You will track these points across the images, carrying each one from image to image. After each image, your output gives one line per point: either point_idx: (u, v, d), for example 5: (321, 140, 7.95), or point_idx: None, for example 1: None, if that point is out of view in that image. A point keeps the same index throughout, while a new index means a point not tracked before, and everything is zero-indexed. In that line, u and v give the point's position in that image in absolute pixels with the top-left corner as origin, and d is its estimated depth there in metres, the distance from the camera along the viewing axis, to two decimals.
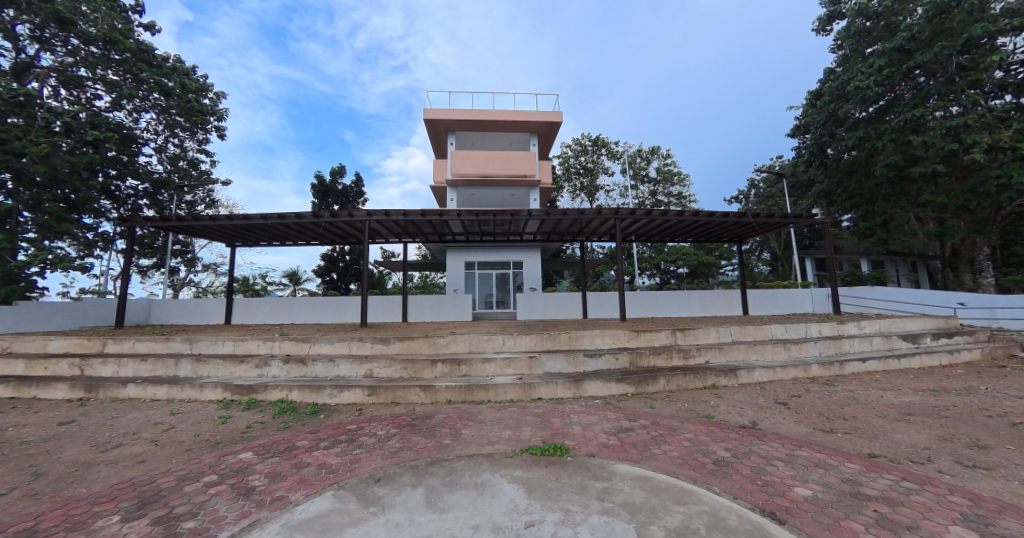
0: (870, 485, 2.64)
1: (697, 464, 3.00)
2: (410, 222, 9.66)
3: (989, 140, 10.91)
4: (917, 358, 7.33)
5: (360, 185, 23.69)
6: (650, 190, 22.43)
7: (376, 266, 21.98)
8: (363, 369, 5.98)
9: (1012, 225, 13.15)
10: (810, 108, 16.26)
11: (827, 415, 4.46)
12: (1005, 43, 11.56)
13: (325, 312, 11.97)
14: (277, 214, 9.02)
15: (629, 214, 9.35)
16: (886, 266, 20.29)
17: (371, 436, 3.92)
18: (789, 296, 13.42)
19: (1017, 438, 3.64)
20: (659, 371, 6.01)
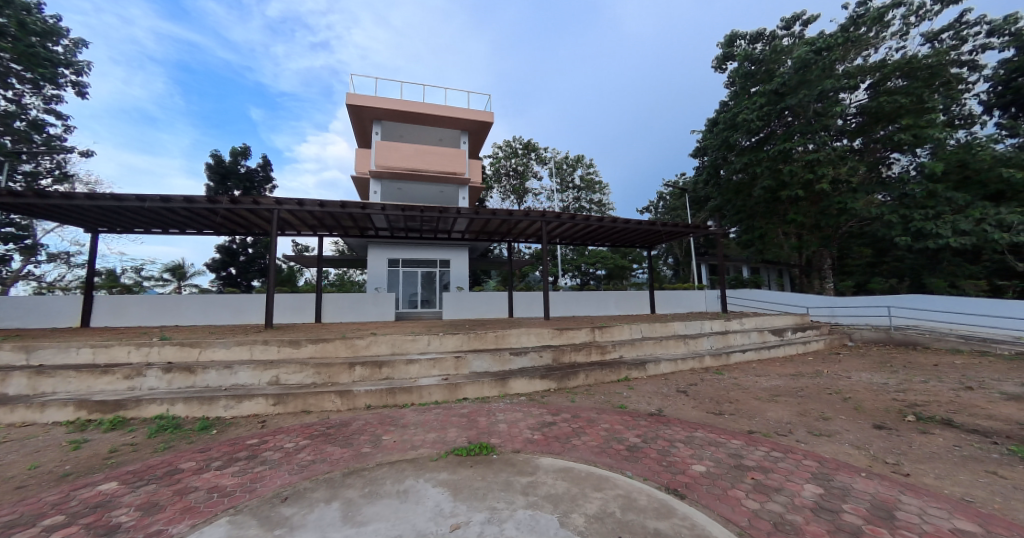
0: (749, 457, 3.12)
1: (613, 452, 3.26)
2: (327, 214, 8.90)
3: (832, 173, 13.71)
4: (782, 349, 8.89)
5: (269, 170, 21.16)
6: (574, 196, 23.80)
7: (286, 261, 19.79)
8: (267, 376, 5.33)
9: (846, 243, 16.68)
10: (708, 133, 18.74)
11: (716, 400, 5.18)
12: (846, 97, 14.55)
13: (223, 312, 10.45)
14: (160, 197, 7.61)
15: (556, 217, 9.76)
16: (761, 272, 24.31)
17: (277, 451, 3.50)
18: (689, 297, 15.32)
19: (846, 409, 4.65)
20: (578, 366, 6.39)
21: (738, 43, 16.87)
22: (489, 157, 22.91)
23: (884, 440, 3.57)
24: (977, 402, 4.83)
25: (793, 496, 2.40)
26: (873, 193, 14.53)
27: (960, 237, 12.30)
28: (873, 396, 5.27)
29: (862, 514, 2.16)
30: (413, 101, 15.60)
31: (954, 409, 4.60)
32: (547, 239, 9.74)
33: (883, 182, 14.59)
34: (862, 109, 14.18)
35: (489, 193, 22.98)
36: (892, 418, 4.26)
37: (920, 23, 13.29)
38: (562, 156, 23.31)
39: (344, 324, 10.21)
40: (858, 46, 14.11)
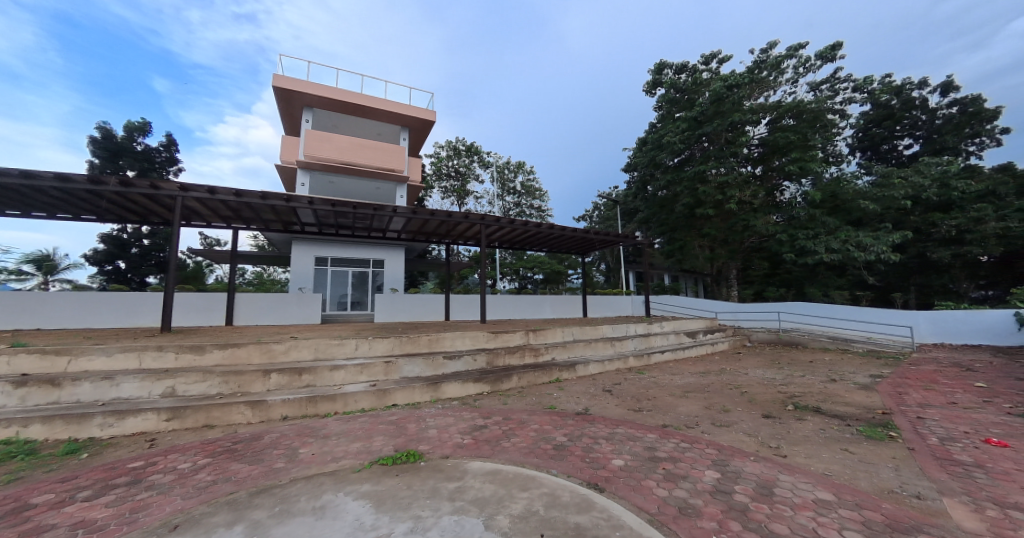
0: (661, 449, 3.41)
1: (541, 451, 3.35)
2: (245, 204, 8.02)
3: (739, 195, 15.63)
4: (694, 349, 9.90)
5: (174, 151, 18.50)
6: (515, 201, 24.25)
7: (192, 255, 17.42)
8: (160, 387, 4.61)
9: (749, 257, 19.01)
10: (638, 151, 20.30)
11: (637, 397, 5.60)
12: (753, 129, 16.62)
13: (105, 313, 8.89)
14: (21, 172, 6.24)
15: (495, 220, 9.83)
16: (681, 280, 26.91)
17: (168, 473, 3.04)
18: (617, 302, 16.43)
19: (741, 401, 5.32)
20: (511, 369, 6.50)
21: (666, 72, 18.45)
22: (430, 156, 22.42)
23: (769, 427, 4.14)
24: (838, 392, 5.83)
25: (697, 482, 2.68)
26: (770, 215, 16.78)
27: (831, 253, 14.79)
28: (763, 389, 6.10)
29: (750, 493, 2.47)
30: (351, 92, 14.83)
31: (822, 398, 5.51)
32: (485, 243, 9.76)
33: (777, 205, 16.96)
34: (763, 141, 16.36)
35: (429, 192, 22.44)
36: (776, 409, 4.96)
37: (808, 73, 15.75)
38: (504, 162, 23.61)
39: (262, 327, 9.26)
40: (761, 86, 16.25)
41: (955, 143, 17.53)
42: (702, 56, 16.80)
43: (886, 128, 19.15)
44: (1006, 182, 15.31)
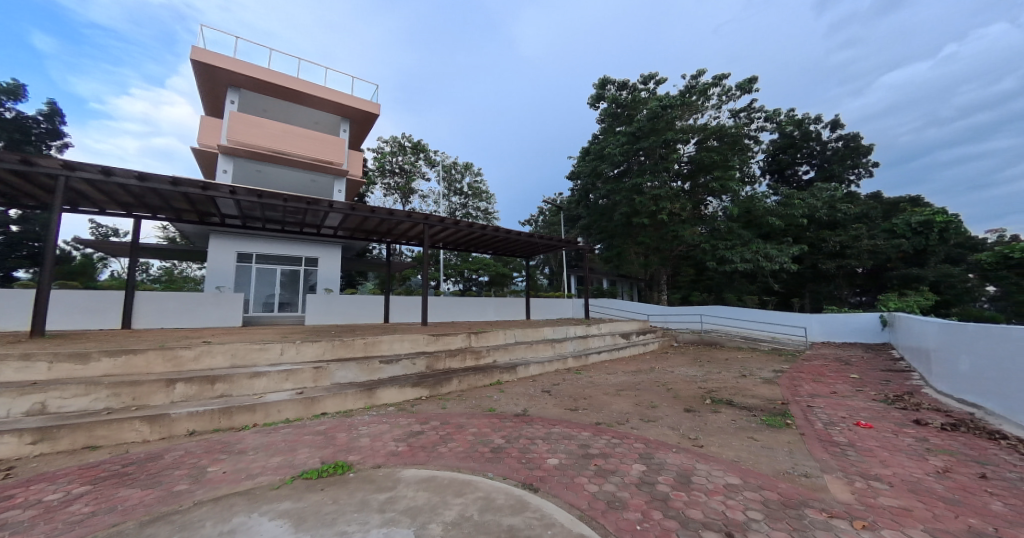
0: (594, 446, 3.58)
1: (478, 455, 3.34)
2: (151, 190, 7.03)
3: (670, 207, 16.97)
4: (627, 349, 10.56)
5: (57, 123, 15.68)
6: (461, 202, 24.09)
7: (78, 247, 14.81)
8: (23, 404, 3.83)
9: (678, 264, 20.77)
10: (581, 160, 21.22)
11: (574, 397, 5.83)
12: (684, 147, 18.15)
13: None
14: None
15: (439, 221, 9.67)
16: (619, 284, 28.59)
17: (28, 508, 2.53)
18: (559, 304, 17.06)
19: (666, 398, 5.77)
20: (451, 372, 6.43)
21: (609, 87, 19.44)
22: (373, 151, 21.47)
23: (689, 420, 4.53)
24: (747, 386, 6.57)
25: (624, 475, 2.85)
26: (696, 226, 18.47)
27: (745, 263, 16.69)
28: (686, 385, 6.68)
29: (670, 482, 2.68)
30: (286, 75, 13.73)
31: (734, 392, 6.17)
32: (427, 243, 9.57)
33: (702, 218, 18.70)
34: (691, 159, 17.95)
35: (371, 188, 21.49)
36: (696, 403, 5.45)
37: (729, 102, 17.64)
38: (452, 161, 23.31)
39: (169, 330, 8.16)
40: (691, 109, 17.84)
41: (839, 172, 20.80)
42: (641, 75, 18.00)
43: (789, 155, 22.09)
44: (875, 207, 18.50)
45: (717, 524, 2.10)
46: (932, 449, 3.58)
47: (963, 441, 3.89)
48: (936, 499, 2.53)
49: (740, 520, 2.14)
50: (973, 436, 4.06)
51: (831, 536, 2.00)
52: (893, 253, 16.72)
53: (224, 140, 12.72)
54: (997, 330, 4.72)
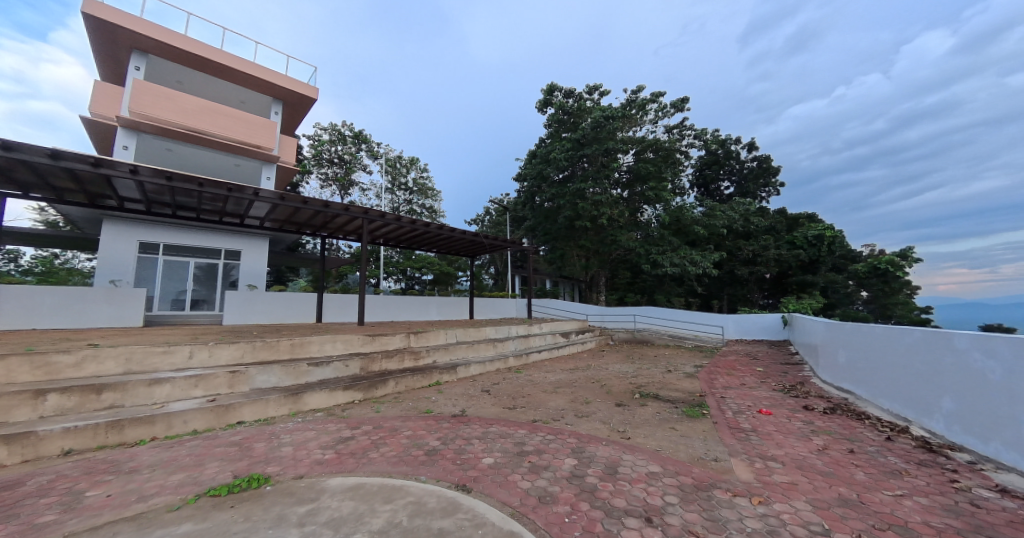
0: (529, 443, 3.67)
1: (411, 459, 3.26)
2: (21, 162, 5.87)
3: (610, 213, 17.90)
4: (566, 348, 10.99)
5: None
6: (405, 198, 23.35)
7: None
8: None
9: (615, 267, 22.04)
10: (528, 163, 21.61)
11: (512, 395, 5.94)
12: (624, 157, 19.22)
13: None
14: None
15: (379, 216, 9.28)
16: (562, 285, 29.63)
17: None
18: (502, 304, 17.27)
19: (599, 393, 6.09)
20: (386, 374, 6.23)
21: (556, 94, 19.89)
22: (309, 138, 20.07)
23: (619, 414, 4.83)
24: (671, 381, 7.18)
25: (556, 470, 2.96)
26: (632, 231, 19.70)
27: (674, 267, 18.17)
28: (618, 381, 7.12)
29: (598, 474, 2.84)
30: (205, 45, 12.25)
31: (660, 386, 6.71)
32: (366, 239, 9.12)
33: (638, 224, 19.96)
34: (630, 169, 19.04)
35: (305, 177, 20.04)
36: (626, 398, 5.83)
37: (664, 118, 19.05)
38: (396, 155, 22.52)
39: (43, 331, 6.87)
40: (631, 122, 18.89)
41: (753, 189, 23.47)
42: (586, 85, 18.67)
43: (713, 171, 24.49)
44: (781, 221, 21.16)
45: (638, 510, 2.26)
46: (815, 430, 4.19)
47: (839, 422, 4.60)
48: (815, 473, 2.97)
49: (658, 505, 2.33)
50: (845, 417, 4.83)
51: (732, 513, 2.25)
52: (793, 262, 19.23)
53: (123, 111, 10.99)
54: (866, 328, 5.62)
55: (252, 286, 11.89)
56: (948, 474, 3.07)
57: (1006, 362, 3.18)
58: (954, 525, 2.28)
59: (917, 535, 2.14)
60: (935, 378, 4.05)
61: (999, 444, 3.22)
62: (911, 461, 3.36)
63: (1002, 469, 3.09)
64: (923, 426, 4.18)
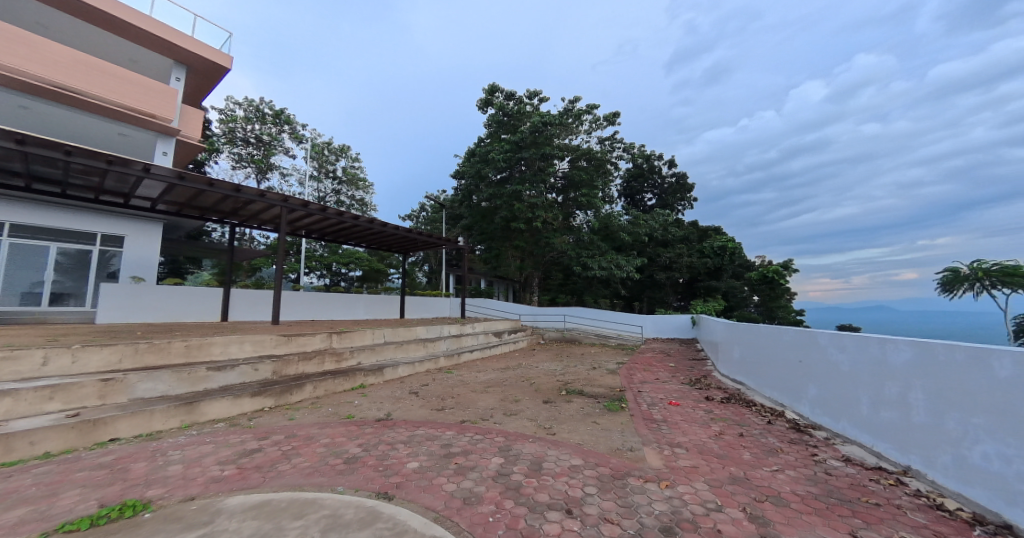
0: (457, 444, 3.65)
1: (327, 469, 3.05)
2: None
3: (544, 216, 18.49)
4: (498, 348, 11.18)
5: None
6: (333, 187, 21.79)
7: None
8: None
9: (549, 269, 22.91)
10: (467, 160, 21.47)
11: (442, 396, 5.87)
12: (561, 164, 19.95)
13: None
14: None
15: (301, 205, 8.52)
16: (496, 285, 30.03)
17: None
18: (435, 303, 16.98)
19: (528, 391, 6.29)
20: (304, 378, 5.77)
21: (497, 95, 20.01)
22: (218, 112, 17.67)
23: (546, 411, 5.03)
24: (595, 377, 7.67)
25: (482, 470, 2.99)
26: (565, 235, 20.59)
27: (601, 270, 19.40)
28: (546, 379, 7.42)
29: (524, 471, 2.93)
30: None
31: (584, 383, 7.13)
32: (285, 230, 8.31)
33: (571, 228, 20.89)
34: (565, 175, 19.86)
35: (213, 155, 17.56)
36: (553, 395, 6.09)
37: (597, 129, 20.19)
38: (324, 141, 20.87)
39: None
40: (568, 130, 19.57)
41: (672, 202, 25.97)
42: (527, 90, 19.04)
43: (639, 183, 26.66)
44: (693, 232, 23.73)
45: (559, 503, 2.38)
46: (713, 418, 4.78)
47: (732, 410, 5.30)
48: (711, 456, 3.39)
49: (578, 496, 2.48)
50: (736, 405, 5.59)
51: (642, 498, 2.48)
52: (702, 269, 21.79)
53: None
54: (755, 328, 6.57)
55: (139, 279, 10.21)
56: (810, 449, 3.71)
57: (852, 355, 3.95)
58: (809, 490, 2.77)
59: (785, 503, 2.56)
60: (804, 369, 4.87)
61: (846, 421, 3.98)
62: (784, 440, 4.00)
63: (847, 441, 3.86)
64: (794, 410, 5.01)
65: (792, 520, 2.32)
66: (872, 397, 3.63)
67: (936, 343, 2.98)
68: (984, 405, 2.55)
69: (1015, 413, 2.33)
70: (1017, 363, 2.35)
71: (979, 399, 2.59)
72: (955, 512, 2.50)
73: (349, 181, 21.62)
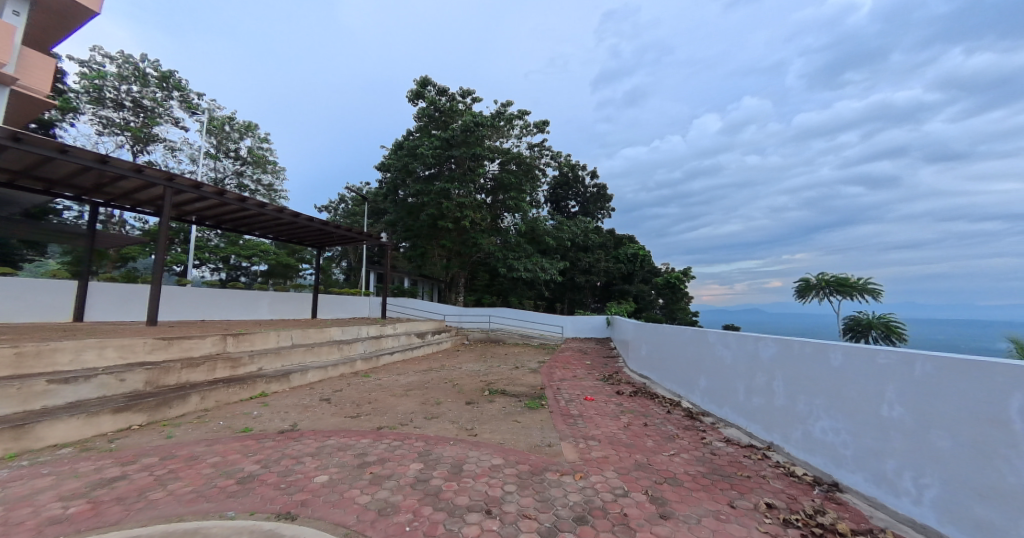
0: (372, 453, 3.47)
1: (215, 492, 2.67)
2: None
3: (472, 216, 18.44)
4: (420, 349, 10.93)
5: None
6: (234, 168, 19.15)
7: None
8: None
9: (476, 269, 22.95)
10: (394, 153, 20.52)
11: (357, 402, 5.53)
12: (492, 165, 20.10)
13: None
14: None
15: (192, 186, 7.33)
16: (420, 284, 29.19)
17: None
18: (354, 302, 15.95)
19: (450, 393, 6.23)
20: (188, 387, 4.99)
21: (429, 88, 19.46)
22: (77, 64, 14.28)
23: (468, 413, 5.03)
24: (518, 376, 7.90)
25: (400, 478, 2.89)
26: (493, 236, 20.78)
27: (526, 272, 19.98)
28: (469, 380, 7.44)
29: (444, 475, 2.90)
30: None
31: (507, 382, 7.30)
32: (170, 213, 7.05)
33: (499, 229, 21.05)
34: (494, 177, 20.03)
35: (67, 115, 14.09)
36: (475, 396, 6.12)
37: (527, 135, 20.78)
38: (224, 114, 18.22)
39: None
40: (498, 132, 19.72)
41: (592, 210, 27.87)
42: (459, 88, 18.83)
43: (564, 191, 28.20)
44: (611, 239, 25.81)
45: (479, 504, 2.41)
46: (623, 410, 5.25)
47: (638, 402, 5.87)
48: (620, 446, 3.71)
49: (498, 495, 2.53)
50: (642, 398, 6.21)
51: (558, 491, 2.63)
52: (617, 273, 23.81)
53: None
54: (659, 328, 7.37)
55: None
56: (701, 433, 4.28)
57: (734, 349, 4.66)
58: (698, 470, 3.20)
59: (678, 482, 2.92)
60: (697, 364, 5.60)
61: (727, 408, 4.66)
62: (680, 426, 4.56)
63: (727, 425, 4.55)
64: (689, 400, 5.73)
65: (685, 498, 2.66)
66: (747, 385, 4.33)
67: (793, 339, 3.67)
68: (823, 389, 3.21)
69: (844, 394, 2.98)
70: (846, 354, 3.01)
71: (820, 384, 3.25)
72: (801, 476, 3.12)
73: (255, 162, 19.13)
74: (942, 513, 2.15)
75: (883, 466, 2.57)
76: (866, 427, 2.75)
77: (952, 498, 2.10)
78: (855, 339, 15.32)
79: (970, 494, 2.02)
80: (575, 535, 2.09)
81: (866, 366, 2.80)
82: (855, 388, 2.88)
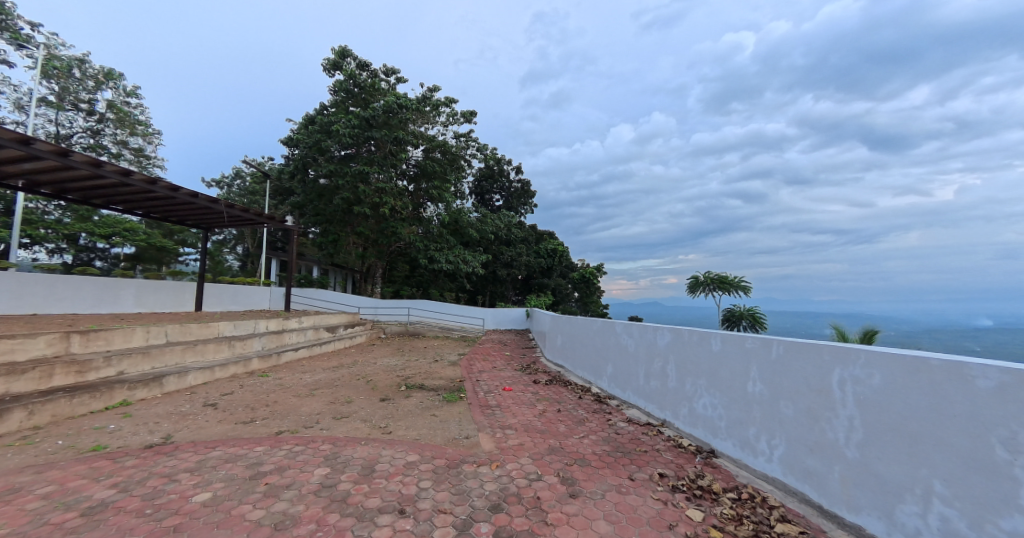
0: (268, 462, 3.13)
1: (49, 530, 2.16)
2: None
3: (391, 204, 17.46)
4: (330, 344, 10.13)
5: None
6: (84, 123, 15.28)
7: None
8: None
9: (395, 260, 21.85)
10: (304, 128, 18.45)
11: (252, 406, 4.91)
12: (416, 150, 19.22)
13: None
14: None
15: (18, 142, 5.69)
16: (331, 274, 26.81)
17: None
18: (249, 294, 14.07)
19: (363, 390, 5.90)
20: (8, 400, 3.90)
21: (348, 60, 17.80)
22: None
23: (382, 410, 4.83)
24: (436, 370, 7.79)
25: (302, 486, 2.66)
26: (415, 225, 19.93)
27: (449, 263, 19.59)
28: (384, 376, 7.11)
29: (353, 478, 2.76)
30: None
31: (424, 376, 7.14)
32: None
33: (420, 219, 20.12)
34: (417, 164, 19.25)
35: None
36: (391, 392, 5.89)
37: (454, 124, 20.34)
38: (73, 55, 14.43)
39: None
40: (423, 117, 18.94)
41: (516, 205, 28.56)
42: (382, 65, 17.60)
43: (489, 184, 28.38)
44: (533, 234, 26.74)
45: (391, 505, 2.34)
46: (538, 399, 5.54)
47: (553, 390, 6.23)
48: (534, 433, 3.91)
49: (412, 493, 2.49)
50: (556, 386, 6.62)
51: (474, 482, 2.69)
52: (537, 267, 24.87)
53: None
54: (573, 320, 7.88)
55: None
56: (607, 416, 4.73)
57: (636, 338, 5.20)
58: (603, 449, 3.54)
59: (586, 462, 3.19)
60: (605, 352, 6.14)
61: (630, 391, 5.21)
62: (589, 410, 4.97)
63: (629, 406, 5.09)
64: (598, 385, 6.26)
65: (591, 476, 2.92)
66: (647, 370, 4.88)
67: (683, 328, 4.24)
68: (705, 370, 3.78)
69: (720, 374, 3.55)
70: (723, 340, 3.57)
71: (703, 366, 3.82)
72: (686, 446, 3.66)
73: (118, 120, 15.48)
74: (785, 466, 2.71)
75: (746, 433, 3.15)
76: (735, 402, 3.32)
77: (793, 454, 2.66)
78: (729, 327, 18.23)
79: (804, 449, 2.58)
80: (489, 524, 2.17)
81: (737, 350, 3.36)
82: (728, 369, 3.45)
